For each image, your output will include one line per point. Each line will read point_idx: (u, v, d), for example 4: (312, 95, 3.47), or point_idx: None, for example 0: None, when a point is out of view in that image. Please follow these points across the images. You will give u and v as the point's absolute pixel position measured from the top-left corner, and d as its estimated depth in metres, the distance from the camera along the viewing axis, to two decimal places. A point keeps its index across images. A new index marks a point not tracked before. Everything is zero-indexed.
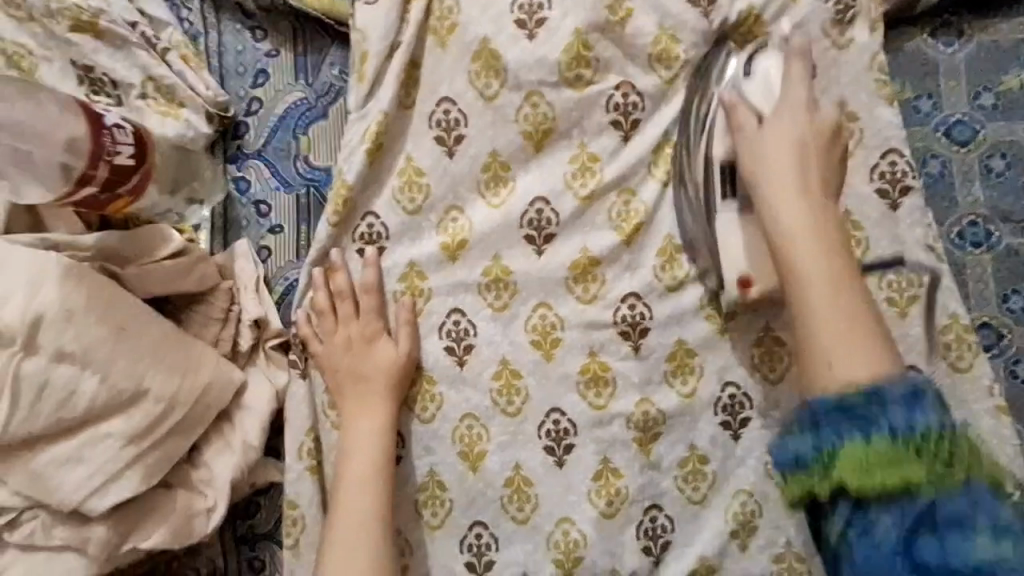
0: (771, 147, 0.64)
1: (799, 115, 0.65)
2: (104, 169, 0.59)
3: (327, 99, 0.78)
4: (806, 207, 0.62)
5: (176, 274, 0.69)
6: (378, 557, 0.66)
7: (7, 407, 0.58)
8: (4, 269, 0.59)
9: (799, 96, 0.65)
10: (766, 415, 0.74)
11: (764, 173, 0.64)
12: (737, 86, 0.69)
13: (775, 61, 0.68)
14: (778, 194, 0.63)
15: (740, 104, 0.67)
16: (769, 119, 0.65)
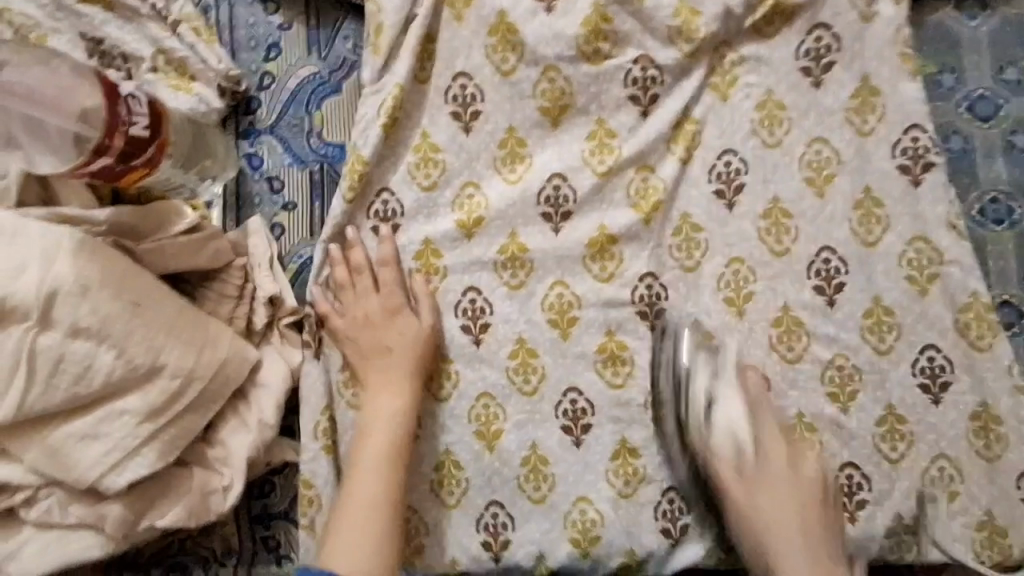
0: (770, 495, 0.69)
1: (778, 463, 0.69)
2: (121, 139, 0.58)
3: (341, 74, 0.76)
4: (805, 555, 0.67)
5: (190, 250, 0.68)
6: (384, 536, 0.65)
7: (23, 383, 0.58)
8: (15, 241, 0.58)
9: (776, 458, 0.69)
10: (783, 395, 0.73)
11: (774, 556, 0.68)
12: (704, 413, 0.71)
13: (732, 407, 0.70)
14: (783, 536, 0.67)
15: (713, 444, 0.70)
16: (757, 476, 0.69)
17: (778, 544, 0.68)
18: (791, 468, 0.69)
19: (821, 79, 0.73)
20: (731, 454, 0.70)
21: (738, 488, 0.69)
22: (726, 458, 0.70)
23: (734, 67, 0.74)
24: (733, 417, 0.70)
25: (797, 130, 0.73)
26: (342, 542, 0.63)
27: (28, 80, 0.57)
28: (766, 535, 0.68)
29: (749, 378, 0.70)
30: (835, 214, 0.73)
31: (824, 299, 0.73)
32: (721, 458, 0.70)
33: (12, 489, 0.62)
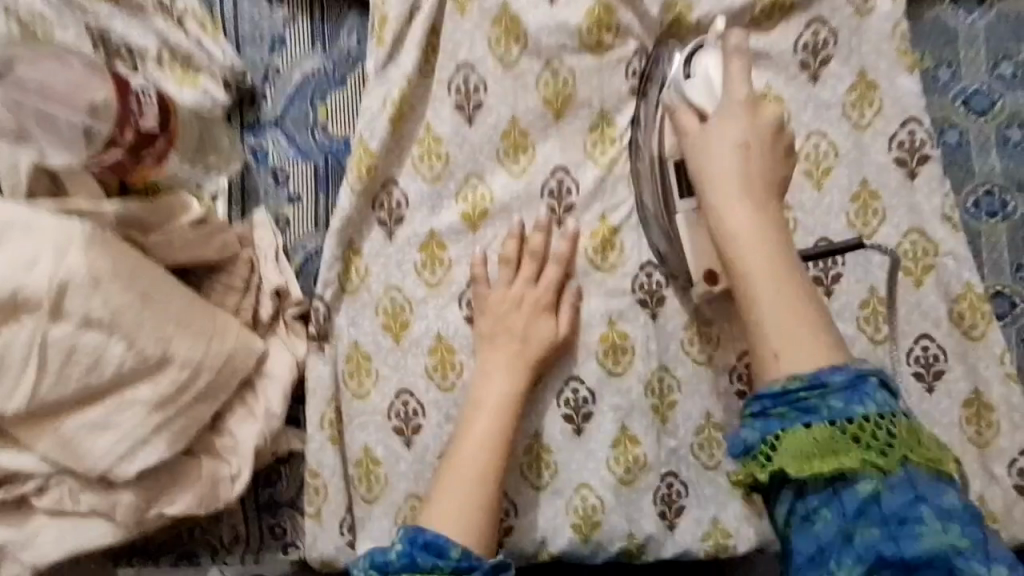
0: (726, 144, 0.64)
1: (738, 103, 0.65)
2: (131, 133, 0.60)
3: (345, 68, 0.77)
4: (748, 206, 0.61)
5: (197, 243, 0.69)
6: (477, 508, 0.67)
7: (37, 372, 0.59)
8: (26, 233, 0.59)
9: (727, 155, 0.63)
10: None
11: (713, 203, 0.62)
12: (678, 77, 0.70)
13: (713, 53, 0.69)
14: (720, 164, 0.63)
15: (683, 111, 0.68)
16: (715, 120, 0.65)
17: (719, 167, 0.63)
18: (745, 105, 0.65)
19: (820, 73, 0.74)
20: (692, 118, 0.67)
21: (691, 142, 0.66)
22: (687, 122, 0.67)
23: None
24: (711, 79, 0.68)
25: (795, 123, 0.74)
26: (442, 506, 0.67)
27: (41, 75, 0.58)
28: (707, 175, 0.64)
29: (735, 56, 0.68)
30: (832, 205, 0.75)
31: (822, 290, 0.75)
32: (685, 116, 0.68)
33: (25, 478, 0.63)
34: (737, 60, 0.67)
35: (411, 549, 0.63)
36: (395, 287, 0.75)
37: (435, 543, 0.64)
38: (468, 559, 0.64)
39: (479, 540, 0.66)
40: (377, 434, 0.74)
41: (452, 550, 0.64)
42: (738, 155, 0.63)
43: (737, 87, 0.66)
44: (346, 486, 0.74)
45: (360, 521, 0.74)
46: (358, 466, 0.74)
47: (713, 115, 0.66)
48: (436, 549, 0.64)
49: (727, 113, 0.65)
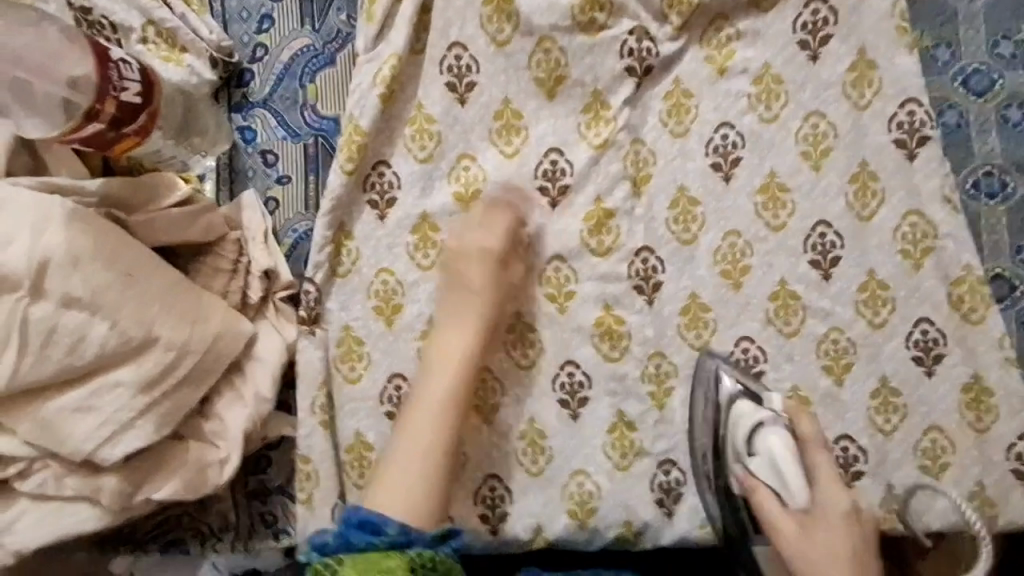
0: (830, 531, 0.64)
1: (835, 511, 0.65)
2: (112, 105, 0.57)
3: (335, 45, 0.75)
4: (855, 537, 0.64)
5: (182, 223, 0.67)
6: (429, 474, 0.64)
7: (17, 353, 0.57)
8: (5, 211, 0.57)
9: (835, 493, 0.65)
10: (778, 368, 0.74)
11: (812, 549, 0.64)
12: (744, 433, 0.69)
13: (780, 435, 0.67)
14: (840, 525, 0.64)
15: (761, 493, 0.67)
16: (820, 502, 0.65)
17: (836, 542, 0.64)
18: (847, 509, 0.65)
19: (817, 52, 0.73)
20: (773, 486, 0.67)
21: (790, 530, 0.66)
22: (775, 506, 0.66)
23: (729, 40, 0.74)
24: (782, 456, 0.67)
25: (792, 104, 0.74)
26: (392, 478, 0.63)
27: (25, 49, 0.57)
28: (818, 553, 0.64)
29: (802, 424, 0.67)
30: (831, 187, 0.74)
31: (821, 274, 0.74)
32: (766, 495, 0.67)
33: (6, 462, 0.61)
34: (822, 456, 0.67)
35: (345, 530, 0.60)
36: (386, 270, 0.74)
37: (370, 522, 0.60)
38: (407, 532, 0.60)
39: (422, 515, 0.62)
40: (368, 420, 0.73)
41: (390, 527, 0.60)
42: (839, 516, 0.65)
43: (824, 474, 0.66)
44: (337, 473, 0.73)
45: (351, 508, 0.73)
46: (349, 452, 0.73)
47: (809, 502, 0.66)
48: (370, 527, 0.60)
49: (822, 501, 0.65)
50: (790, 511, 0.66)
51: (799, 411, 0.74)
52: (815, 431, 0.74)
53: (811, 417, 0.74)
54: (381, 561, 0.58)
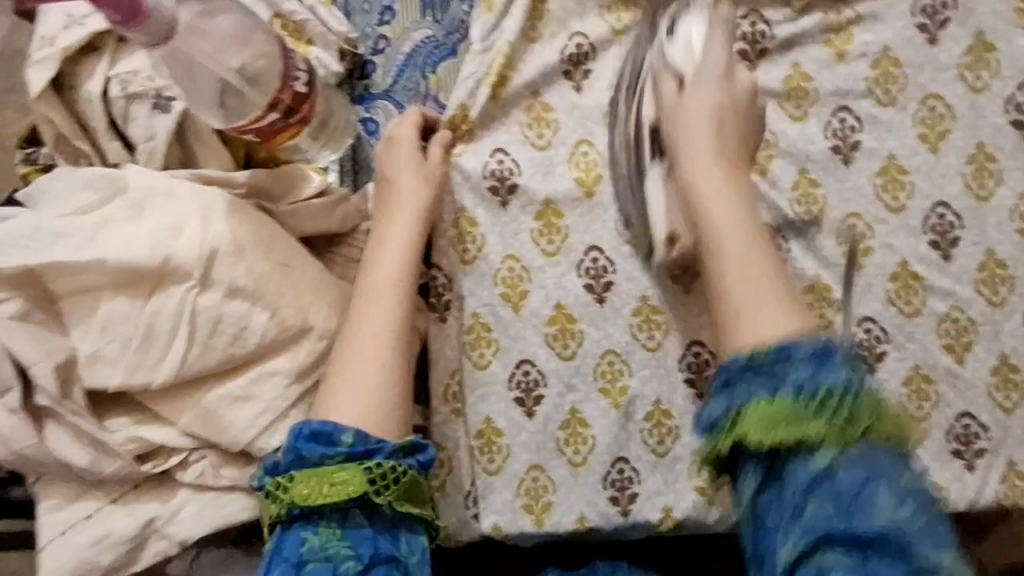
0: (696, 112, 0.67)
1: (715, 67, 0.68)
2: (288, 95, 0.60)
3: (456, 36, 0.77)
4: (721, 180, 0.66)
5: (322, 215, 0.68)
6: (383, 379, 0.61)
7: (182, 346, 0.58)
8: (171, 201, 0.59)
9: (706, 95, 0.67)
10: (901, 347, 0.75)
11: (690, 173, 0.66)
12: (660, 48, 0.71)
13: (700, 24, 0.69)
14: (697, 136, 0.66)
15: (665, 67, 0.69)
16: (691, 87, 0.68)
17: (686, 132, 0.67)
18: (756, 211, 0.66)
19: (937, 35, 0.74)
20: (671, 87, 0.69)
21: (670, 114, 0.68)
22: (665, 79, 0.69)
23: (848, 24, 0.75)
24: (692, 41, 0.69)
25: (911, 87, 0.75)
26: (349, 392, 0.60)
27: (206, 21, 0.56)
28: (682, 126, 0.67)
29: (737, 78, 0.68)
30: (949, 168, 0.75)
31: (940, 254, 0.75)
32: (665, 74, 0.69)
33: (166, 452, 0.62)
34: (721, 31, 0.69)
35: (297, 444, 0.58)
36: (513, 256, 0.75)
37: (324, 432, 0.59)
38: (364, 443, 0.58)
39: (385, 426, 0.60)
40: (498, 405, 0.74)
41: (342, 436, 0.58)
42: (711, 125, 0.66)
43: (712, 56, 0.68)
44: (470, 458, 0.75)
45: (481, 493, 0.74)
46: (479, 437, 0.74)
47: (690, 78, 0.68)
48: (326, 439, 0.59)
49: (701, 79, 0.68)
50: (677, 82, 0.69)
51: (922, 389, 0.75)
52: (936, 409, 0.75)
53: (933, 395, 0.75)
54: (336, 474, 0.57)
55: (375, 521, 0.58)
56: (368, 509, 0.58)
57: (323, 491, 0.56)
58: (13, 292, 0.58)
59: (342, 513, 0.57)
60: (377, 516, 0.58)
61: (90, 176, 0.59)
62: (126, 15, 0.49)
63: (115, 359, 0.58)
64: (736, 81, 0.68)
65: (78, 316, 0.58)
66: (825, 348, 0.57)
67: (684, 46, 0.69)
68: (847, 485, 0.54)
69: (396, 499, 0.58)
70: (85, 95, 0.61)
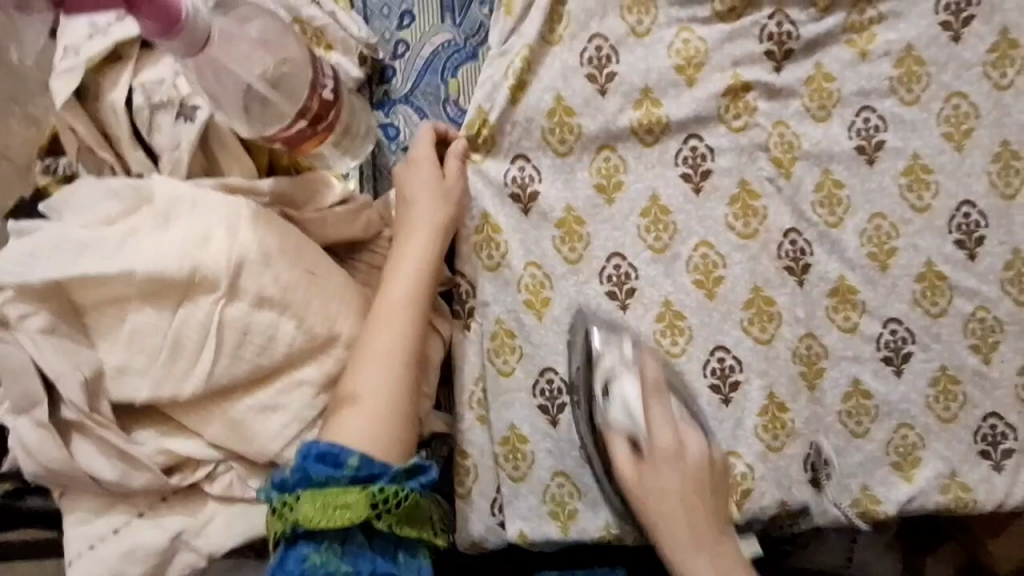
0: (667, 469, 0.63)
1: (664, 443, 0.64)
2: (317, 102, 0.60)
3: (476, 40, 0.77)
4: (696, 523, 0.62)
5: (346, 222, 0.67)
6: (396, 401, 0.61)
7: (209, 358, 0.58)
8: (196, 211, 0.59)
9: (666, 437, 0.64)
10: (927, 348, 0.75)
11: (663, 540, 0.62)
12: (602, 412, 0.68)
13: (633, 383, 0.67)
14: (664, 488, 0.62)
15: (611, 436, 0.66)
16: (648, 463, 0.64)
17: (663, 522, 0.62)
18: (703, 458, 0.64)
19: (961, 33, 0.73)
20: (625, 453, 0.65)
21: (629, 473, 0.64)
22: (623, 457, 0.65)
23: (870, 23, 0.75)
24: (631, 404, 0.66)
25: (934, 85, 0.74)
26: (364, 414, 0.60)
27: (237, 26, 0.58)
28: (641, 488, 0.64)
29: (647, 370, 0.67)
30: (974, 167, 0.74)
31: (966, 253, 0.74)
32: (617, 436, 0.66)
33: (193, 463, 0.61)
34: (657, 401, 0.65)
35: (305, 463, 0.57)
36: (534, 263, 0.74)
37: (332, 454, 0.58)
38: (369, 467, 0.58)
39: (394, 447, 0.60)
40: (522, 411, 0.74)
41: (348, 459, 0.58)
42: (675, 469, 0.63)
43: (658, 432, 0.64)
44: (495, 464, 0.74)
45: (507, 499, 0.73)
46: (504, 443, 0.74)
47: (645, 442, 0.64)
48: (333, 459, 0.58)
49: (656, 440, 0.64)
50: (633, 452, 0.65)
51: (948, 390, 0.74)
52: (964, 410, 0.74)
53: (960, 396, 0.74)
54: (340, 495, 0.57)
55: (377, 543, 0.59)
56: (369, 530, 0.59)
57: (327, 514, 0.56)
58: (37, 306, 0.57)
59: (344, 533, 0.58)
60: (378, 536, 0.59)
61: (115, 186, 0.59)
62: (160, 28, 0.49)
63: (143, 370, 0.58)
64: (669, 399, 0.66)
65: (104, 329, 0.58)
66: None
67: (621, 410, 0.66)
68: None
69: (396, 522, 0.59)
70: (109, 104, 0.61)
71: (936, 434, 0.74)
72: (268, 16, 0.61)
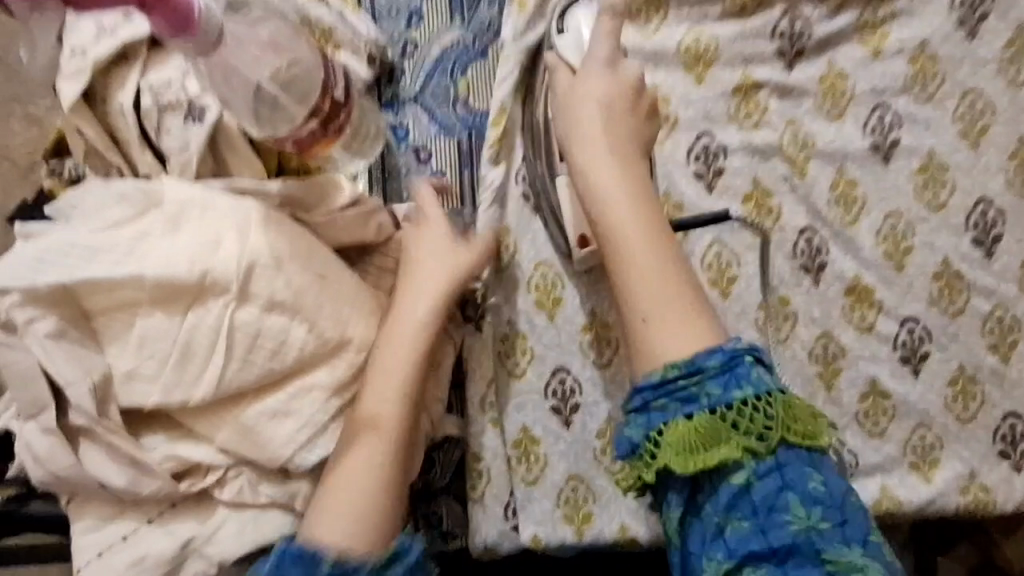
0: (588, 136, 0.67)
1: (593, 104, 0.67)
2: (329, 102, 0.60)
3: (485, 39, 0.76)
4: (626, 196, 0.65)
5: (357, 224, 0.67)
6: (377, 488, 0.59)
7: (218, 363, 0.57)
8: (208, 212, 0.58)
9: (597, 134, 0.66)
10: (944, 347, 0.74)
11: (580, 163, 0.67)
12: (563, 85, 0.69)
13: (588, 11, 0.72)
14: (597, 149, 0.66)
15: (556, 57, 0.70)
16: (581, 77, 0.68)
17: (589, 158, 0.66)
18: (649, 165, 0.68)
19: (974, 30, 0.73)
20: (563, 83, 0.69)
21: (560, 126, 0.68)
22: (560, 83, 0.69)
23: (883, 21, 0.74)
24: (578, 42, 0.70)
25: (949, 83, 0.73)
26: (343, 504, 0.57)
27: (247, 27, 0.57)
28: (574, 141, 0.67)
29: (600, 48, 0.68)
30: (990, 164, 0.73)
31: (982, 251, 0.73)
32: (567, 112, 0.68)
33: (203, 469, 0.60)
34: (599, 78, 0.67)
35: (282, 557, 0.55)
36: (544, 264, 0.74)
37: (305, 559, 0.55)
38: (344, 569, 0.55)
39: (373, 537, 0.58)
40: (535, 415, 0.73)
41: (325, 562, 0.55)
42: (602, 140, 0.67)
43: (598, 43, 0.67)
44: (507, 468, 0.73)
45: (521, 504, 0.72)
46: (516, 447, 0.72)
47: (572, 90, 0.68)
48: (308, 562, 0.55)
49: (586, 111, 0.67)
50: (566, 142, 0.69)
51: (967, 390, 0.73)
52: (982, 410, 0.73)
53: (979, 395, 0.73)
54: None
55: None
56: None
57: None
58: (47, 311, 0.56)
59: None
60: None
61: (125, 189, 0.58)
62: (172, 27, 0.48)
63: (154, 375, 0.57)
64: (628, 105, 0.68)
65: (115, 334, 0.58)
66: (726, 352, 0.62)
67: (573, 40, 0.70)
68: (762, 500, 0.59)
69: None
70: (116, 107, 0.60)
71: (955, 434, 0.73)
72: (279, 19, 0.61)
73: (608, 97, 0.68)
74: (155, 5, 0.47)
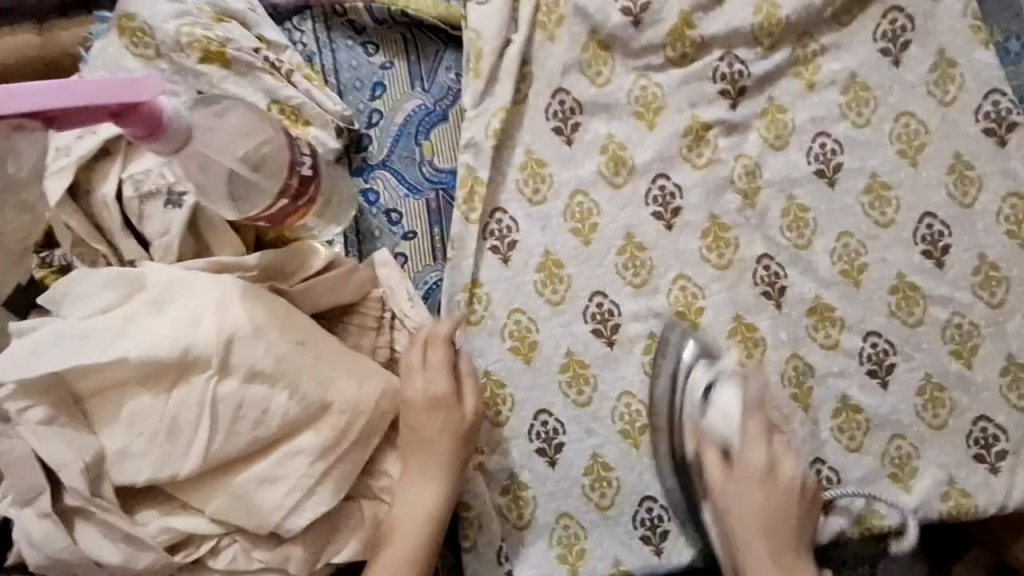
0: (753, 489, 0.70)
1: (756, 467, 0.70)
2: (296, 180, 0.64)
3: (445, 102, 0.81)
4: (766, 551, 0.69)
5: (335, 285, 0.70)
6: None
7: (196, 449, 0.59)
8: (189, 293, 0.60)
9: (759, 456, 0.71)
10: (910, 358, 0.76)
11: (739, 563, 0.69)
12: (699, 404, 0.74)
13: (731, 391, 0.73)
14: (746, 514, 0.70)
15: (705, 444, 0.73)
16: (736, 462, 0.71)
17: (739, 522, 0.70)
18: (794, 484, 0.70)
19: (900, 58, 0.78)
20: (715, 459, 0.72)
21: (716, 482, 0.72)
22: (711, 449, 0.73)
23: (816, 56, 0.79)
24: (726, 411, 0.73)
25: (883, 107, 0.78)
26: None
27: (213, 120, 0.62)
28: (730, 518, 0.70)
29: (750, 385, 0.72)
30: (932, 179, 0.77)
31: (934, 262, 0.77)
32: (710, 445, 0.73)
33: (196, 540, 0.62)
34: (755, 421, 0.71)
35: None
36: (518, 309, 0.76)
37: None
38: None
39: None
40: (522, 459, 0.75)
41: None
42: (756, 480, 0.70)
43: (752, 422, 0.71)
44: (498, 515, 0.74)
45: (517, 549, 0.74)
46: (505, 493, 0.74)
47: (735, 450, 0.72)
48: None
49: (747, 450, 0.71)
50: (723, 465, 0.72)
51: (936, 398, 0.76)
52: (953, 416, 0.75)
53: (948, 402, 0.75)
54: None
55: None
56: None
57: None
58: (35, 399, 0.58)
59: None
60: None
61: (109, 276, 0.60)
62: (146, 131, 0.55)
63: (143, 453, 0.59)
64: (774, 436, 0.72)
65: (105, 415, 0.60)
66: None
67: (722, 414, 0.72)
68: None
69: None
70: (101, 198, 0.65)
71: (930, 442, 0.75)
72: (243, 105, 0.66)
73: (758, 430, 0.71)
74: (127, 114, 0.53)
